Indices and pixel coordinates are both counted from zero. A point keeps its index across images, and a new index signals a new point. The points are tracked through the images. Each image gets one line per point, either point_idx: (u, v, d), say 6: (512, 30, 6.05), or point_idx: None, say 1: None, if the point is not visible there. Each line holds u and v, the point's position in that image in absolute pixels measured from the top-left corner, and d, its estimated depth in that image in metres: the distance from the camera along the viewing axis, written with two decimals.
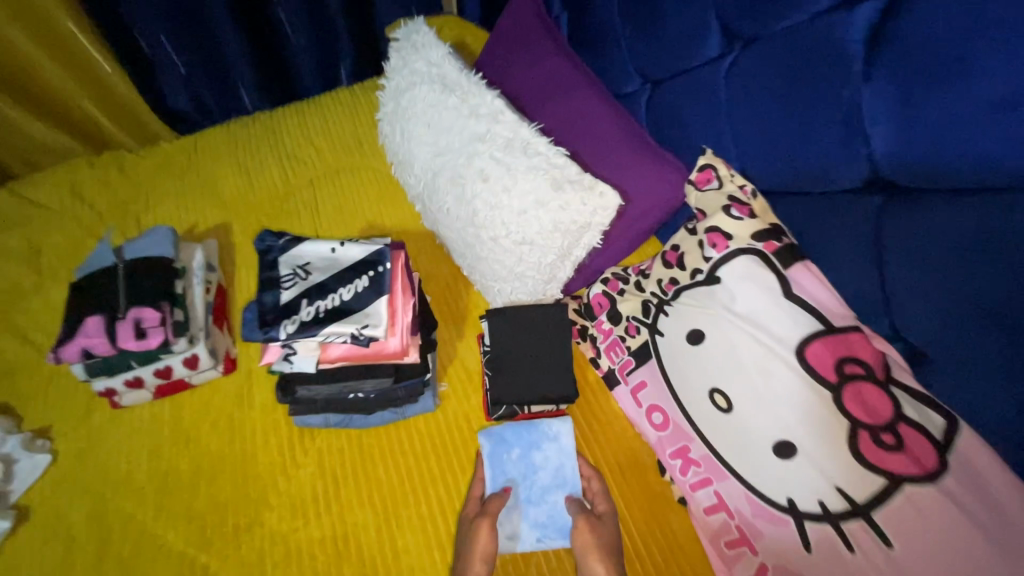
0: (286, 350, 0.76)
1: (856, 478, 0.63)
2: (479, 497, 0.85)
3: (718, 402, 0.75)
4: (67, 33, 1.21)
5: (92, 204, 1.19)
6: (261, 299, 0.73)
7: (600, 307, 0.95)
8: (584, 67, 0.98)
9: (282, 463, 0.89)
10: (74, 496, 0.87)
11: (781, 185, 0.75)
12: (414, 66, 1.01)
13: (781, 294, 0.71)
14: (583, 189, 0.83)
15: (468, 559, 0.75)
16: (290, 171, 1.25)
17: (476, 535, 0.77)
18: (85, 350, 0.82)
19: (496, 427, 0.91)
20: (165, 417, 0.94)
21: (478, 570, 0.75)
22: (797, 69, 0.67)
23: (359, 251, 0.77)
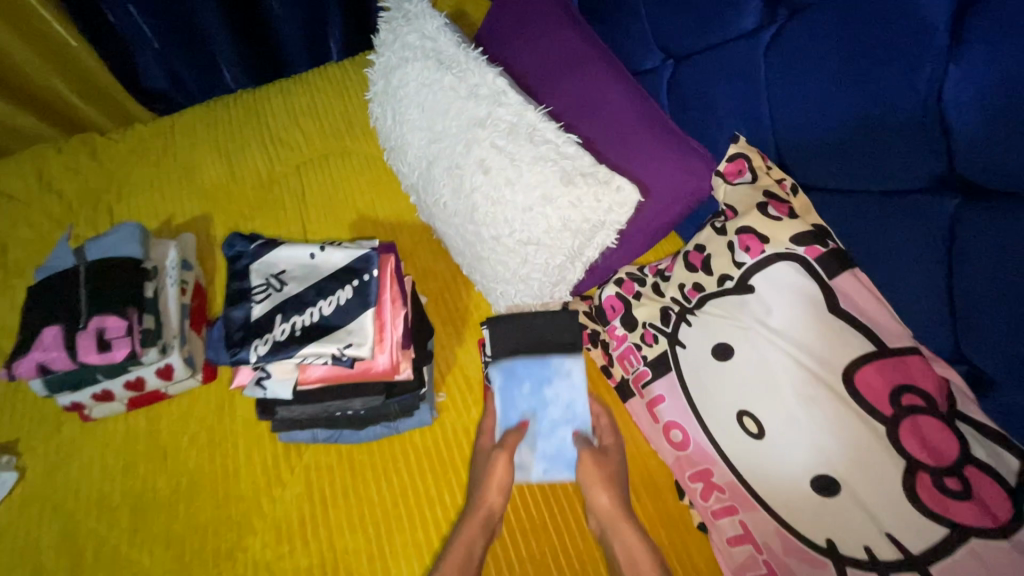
0: (260, 373, 0.69)
1: (911, 525, 0.54)
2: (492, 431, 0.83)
3: (747, 426, 0.67)
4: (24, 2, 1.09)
5: (61, 193, 1.10)
6: (229, 314, 0.65)
7: (613, 310, 0.86)
8: (598, 41, 0.87)
9: (266, 482, 0.81)
10: (43, 517, 0.80)
11: (826, 180, 0.65)
12: (405, 39, 0.90)
13: (826, 310, 0.62)
14: (598, 183, 0.73)
15: (485, 489, 0.76)
16: (275, 157, 1.15)
17: (492, 466, 0.77)
18: (41, 365, 0.75)
19: (506, 362, 0.86)
20: (140, 430, 0.86)
21: (494, 500, 0.76)
22: (858, 44, 0.56)
23: (342, 257, 0.68)
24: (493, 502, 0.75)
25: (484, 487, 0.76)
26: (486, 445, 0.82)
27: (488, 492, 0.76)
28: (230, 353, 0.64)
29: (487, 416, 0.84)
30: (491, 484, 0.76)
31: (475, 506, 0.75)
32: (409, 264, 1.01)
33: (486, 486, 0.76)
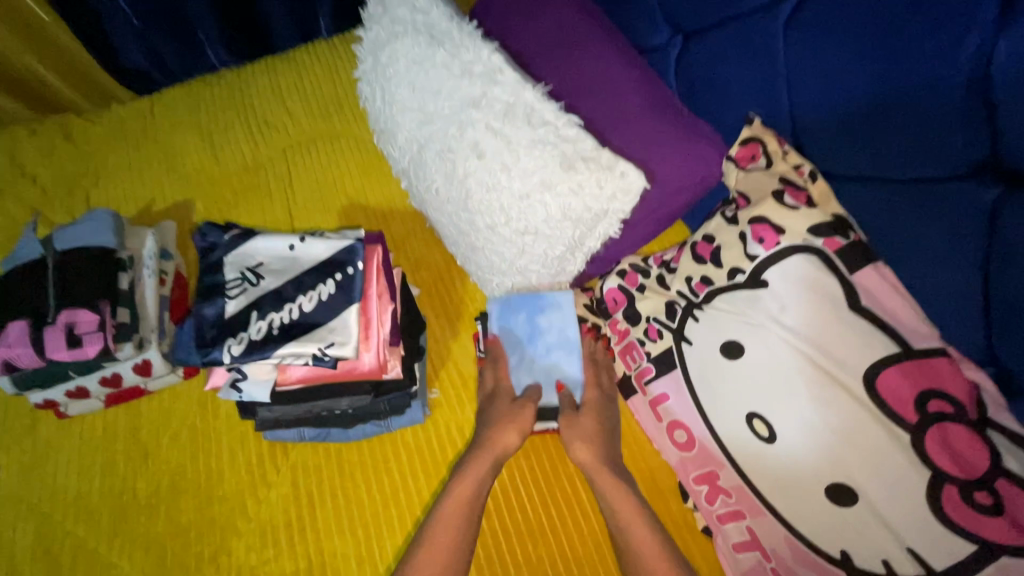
0: (237, 373, 0.64)
1: (933, 539, 0.51)
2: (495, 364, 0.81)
3: (758, 429, 0.63)
4: None
5: (35, 177, 1.05)
6: (200, 312, 0.60)
7: (615, 303, 0.82)
8: (601, 15, 0.81)
9: (251, 483, 0.78)
10: (19, 518, 0.77)
11: (848, 167, 0.60)
12: (395, 12, 0.84)
13: (845, 307, 0.57)
14: (601, 168, 0.68)
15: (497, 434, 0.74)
16: (260, 139, 1.09)
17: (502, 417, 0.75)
18: (7, 362, 0.70)
19: (503, 294, 0.84)
20: (119, 427, 0.82)
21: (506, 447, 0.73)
22: (893, 14, 0.51)
23: (324, 248, 0.63)
24: (507, 442, 0.73)
25: (500, 429, 0.74)
26: (493, 379, 0.81)
27: (505, 432, 0.74)
28: (201, 354, 0.59)
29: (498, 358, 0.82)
30: (507, 424, 0.75)
31: (488, 444, 0.73)
32: (401, 253, 0.96)
33: (501, 424, 0.75)
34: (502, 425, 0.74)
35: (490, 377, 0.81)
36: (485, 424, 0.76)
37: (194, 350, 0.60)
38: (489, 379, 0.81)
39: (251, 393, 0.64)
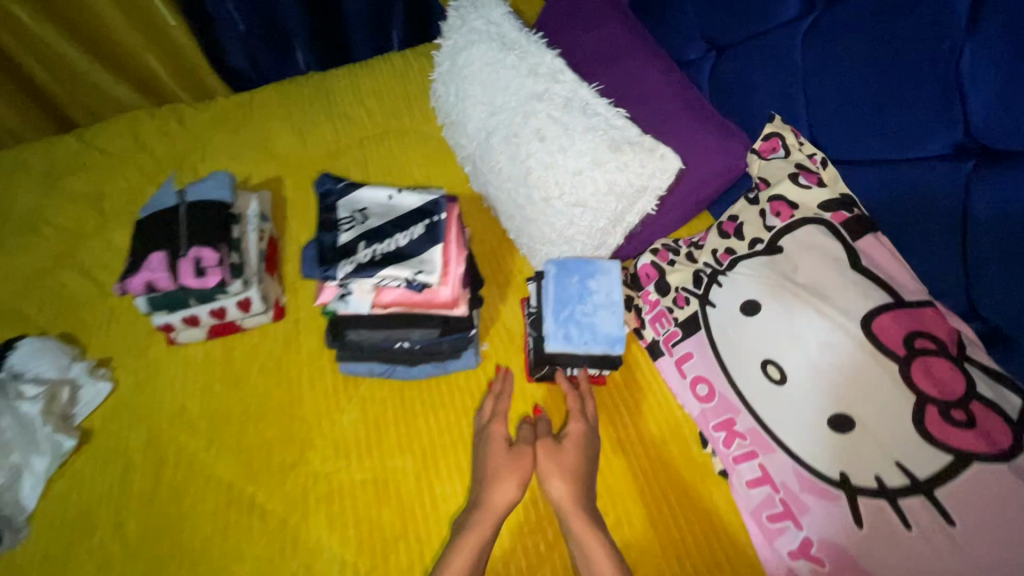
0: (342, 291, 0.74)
1: (919, 454, 0.60)
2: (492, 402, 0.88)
3: (771, 374, 0.73)
4: None
5: (152, 152, 1.23)
6: (320, 239, 0.73)
7: (648, 277, 0.94)
8: (642, 34, 0.96)
9: (327, 408, 0.91)
10: (132, 423, 0.90)
11: (853, 153, 0.72)
12: (472, 24, 1.01)
13: (848, 266, 0.69)
14: (644, 150, 0.81)
15: (493, 483, 0.78)
16: (341, 130, 1.26)
17: (492, 460, 0.81)
18: (149, 283, 0.84)
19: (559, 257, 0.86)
20: (216, 357, 0.97)
21: (506, 487, 0.78)
22: (888, 25, 0.64)
23: (416, 200, 0.77)
24: (507, 496, 0.77)
25: (497, 486, 0.78)
26: (491, 413, 0.87)
27: (503, 486, 0.77)
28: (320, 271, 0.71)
29: (498, 397, 0.88)
30: (508, 476, 0.79)
31: (488, 504, 0.76)
32: None
33: (501, 478, 0.78)
34: (503, 479, 0.78)
35: (487, 408, 0.87)
36: (485, 482, 0.79)
37: (313, 266, 0.72)
38: (487, 406, 0.88)
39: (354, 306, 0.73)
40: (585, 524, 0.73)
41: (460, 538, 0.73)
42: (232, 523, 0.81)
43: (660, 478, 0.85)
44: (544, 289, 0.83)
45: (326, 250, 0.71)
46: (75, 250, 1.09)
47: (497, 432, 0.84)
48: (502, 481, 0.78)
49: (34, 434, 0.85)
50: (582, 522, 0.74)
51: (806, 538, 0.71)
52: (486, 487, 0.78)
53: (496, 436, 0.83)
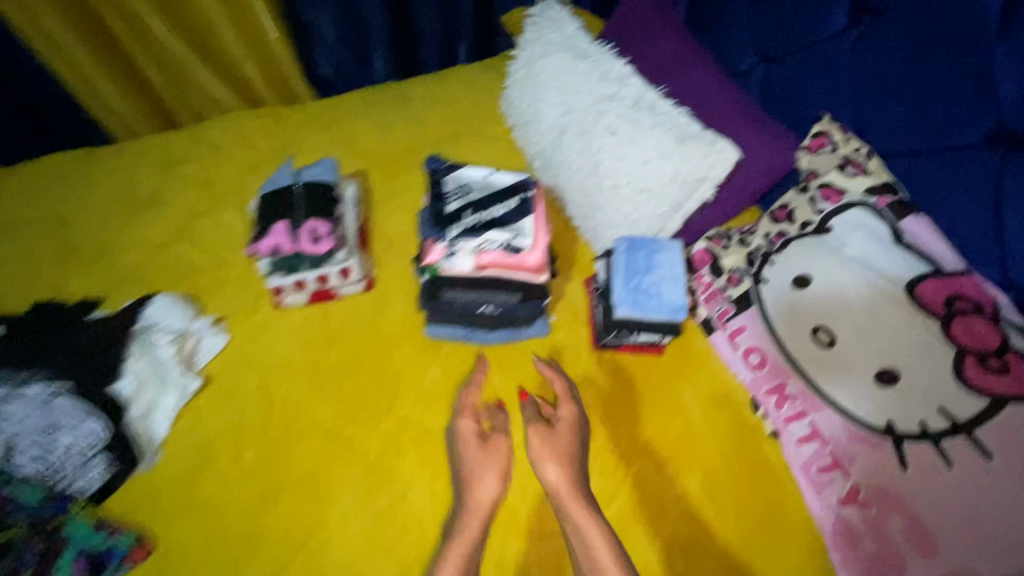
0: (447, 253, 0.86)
1: (960, 399, 0.70)
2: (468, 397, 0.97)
3: (822, 338, 0.82)
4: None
5: (253, 145, 1.39)
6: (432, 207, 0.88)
7: (702, 262, 1.02)
8: (697, 46, 1.09)
9: (414, 367, 1.02)
10: (246, 373, 1.04)
11: (898, 143, 0.81)
12: (548, 37, 1.16)
13: (892, 243, 0.79)
14: (706, 143, 0.93)
15: (478, 480, 0.87)
16: (417, 130, 1.40)
17: (474, 458, 0.89)
18: (275, 247, 1.00)
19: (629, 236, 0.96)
20: (315, 320, 1.10)
21: (490, 484, 0.87)
22: (927, 34, 0.75)
23: (510, 178, 0.91)
24: (489, 493, 0.86)
25: (478, 485, 0.86)
26: (468, 404, 0.96)
27: (484, 484, 0.86)
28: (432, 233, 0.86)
29: (469, 390, 0.97)
30: (489, 472, 0.88)
31: (473, 504, 0.84)
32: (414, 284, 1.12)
33: (484, 475, 0.87)
34: (483, 476, 0.87)
35: (467, 400, 0.96)
36: (468, 479, 0.87)
37: (427, 227, 0.88)
38: (466, 398, 0.96)
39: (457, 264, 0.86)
40: (578, 508, 0.82)
41: (450, 542, 0.81)
42: (335, 460, 0.94)
43: (712, 441, 0.91)
44: (616, 261, 0.93)
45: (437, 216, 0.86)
46: (190, 226, 1.25)
47: (471, 430, 0.92)
48: (481, 479, 0.87)
49: (165, 373, 1.01)
50: (576, 505, 0.82)
51: (854, 486, 0.78)
52: (469, 483, 0.87)
53: (469, 434, 0.92)
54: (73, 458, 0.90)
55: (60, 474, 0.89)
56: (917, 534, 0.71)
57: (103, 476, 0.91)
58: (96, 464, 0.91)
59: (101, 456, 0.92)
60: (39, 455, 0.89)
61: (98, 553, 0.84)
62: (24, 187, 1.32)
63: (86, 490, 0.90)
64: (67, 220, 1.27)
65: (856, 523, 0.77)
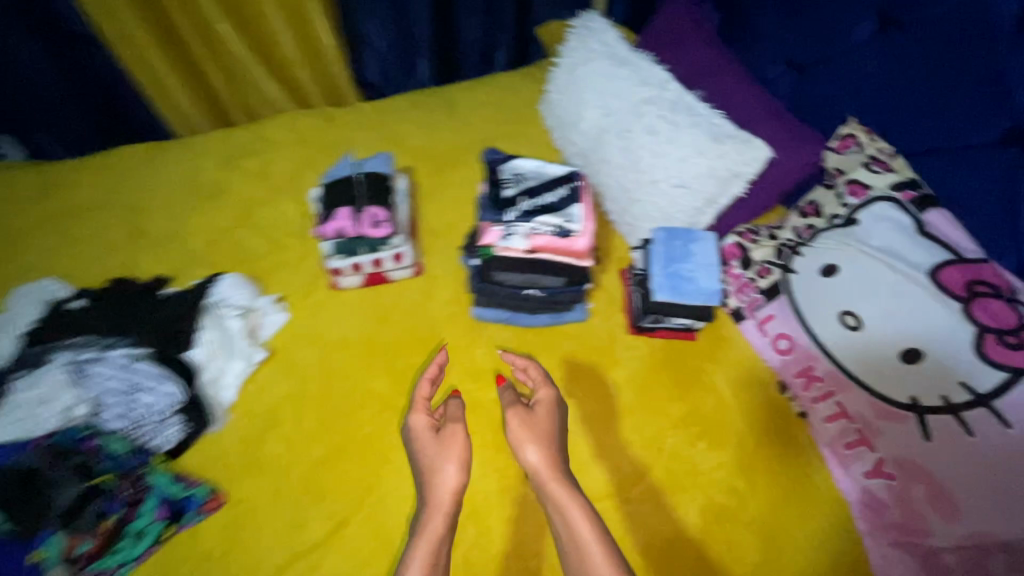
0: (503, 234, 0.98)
1: (979, 372, 0.75)
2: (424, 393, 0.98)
3: (849, 322, 0.88)
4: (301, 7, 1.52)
5: (307, 142, 1.49)
6: (491, 192, 0.99)
7: (732, 255, 1.09)
8: (728, 56, 1.17)
9: (462, 345, 1.10)
10: (304, 347, 1.12)
11: (920, 144, 0.89)
12: (590, 45, 1.25)
13: (916, 232, 0.85)
14: (741, 142, 1.00)
15: (443, 468, 0.86)
16: (461, 131, 1.50)
17: (435, 449, 0.89)
18: (339, 231, 1.09)
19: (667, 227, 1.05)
20: (368, 301, 1.18)
21: (451, 472, 0.86)
22: (948, 44, 0.83)
23: (560, 169, 1.02)
24: (451, 481, 0.85)
25: (439, 474, 0.86)
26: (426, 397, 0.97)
27: (444, 473, 0.86)
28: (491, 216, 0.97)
29: (422, 383, 0.98)
30: (451, 460, 0.87)
31: (435, 498, 0.84)
32: (421, 294, 1.18)
33: (445, 462, 0.87)
34: (442, 468, 0.86)
35: (424, 392, 0.97)
36: (431, 470, 0.87)
37: (485, 211, 0.98)
38: (420, 390, 0.98)
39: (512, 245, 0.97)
40: (564, 487, 0.81)
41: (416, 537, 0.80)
42: (390, 426, 1.01)
43: (743, 419, 0.98)
44: (654, 250, 1.02)
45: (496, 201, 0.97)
46: (251, 214, 1.34)
47: (425, 422, 0.93)
48: (442, 470, 0.86)
49: (234, 344, 1.09)
50: (558, 485, 0.81)
51: (879, 459, 0.84)
52: (432, 473, 0.87)
53: (424, 429, 0.92)
54: (152, 417, 0.98)
55: (141, 431, 0.97)
56: (940, 500, 0.77)
57: (179, 434, 0.99)
58: (173, 424, 0.99)
59: (177, 416, 0.99)
60: (125, 413, 0.97)
61: (178, 502, 0.92)
62: (99, 176, 1.42)
63: (164, 446, 0.98)
64: (139, 206, 1.37)
65: (881, 493, 0.83)
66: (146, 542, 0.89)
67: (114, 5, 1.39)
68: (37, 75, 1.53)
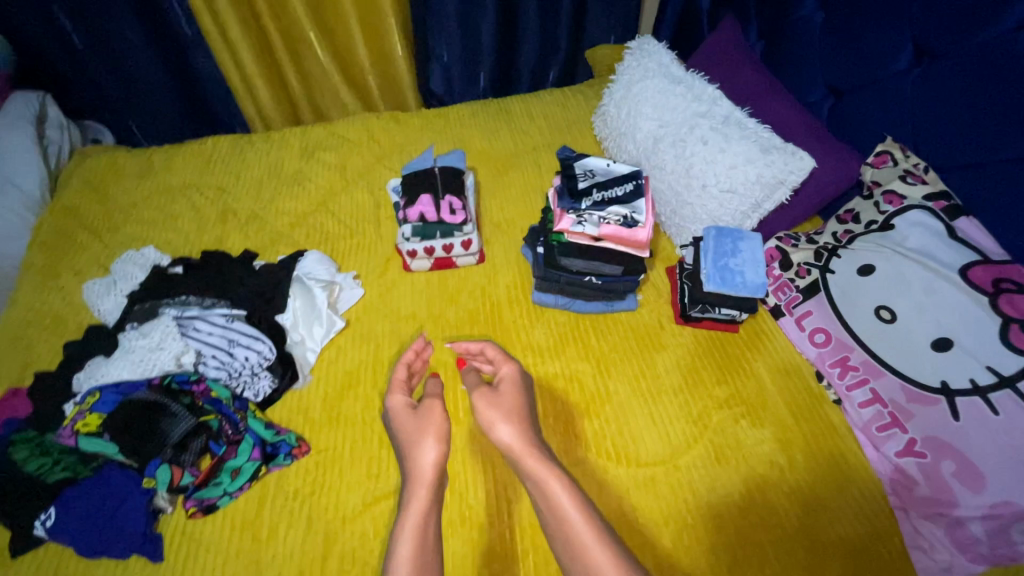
0: (575, 221, 1.12)
1: (1004, 357, 0.84)
2: (403, 372, 1.07)
3: (883, 316, 0.98)
4: (378, 20, 1.68)
5: (378, 140, 1.63)
6: (566, 183, 1.14)
7: (772, 258, 1.19)
8: (773, 80, 1.30)
9: (522, 325, 1.21)
10: (378, 319, 1.23)
11: (952, 160, 0.99)
12: (646, 65, 1.39)
13: (947, 237, 0.96)
14: (787, 153, 1.12)
15: (423, 444, 0.92)
16: (519, 137, 1.63)
17: (418, 426, 0.96)
18: (422, 214, 1.23)
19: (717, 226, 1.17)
20: (436, 283, 1.30)
21: (433, 448, 0.92)
22: (980, 72, 0.94)
23: (626, 168, 1.17)
24: (430, 458, 0.91)
25: (419, 450, 0.92)
26: (403, 373, 1.07)
27: (423, 450, 0.91)
28: (567, 203, 1.11)
29: (397, 367, 1.07)
30: (430, 438, 0.93)
31: (418, 475, 0.90)
32: (484, 280, 1.30)
33: (423, 441, 0.93)
34: (421, 445, 0.92)
35: (401, 371, 1.07)
36: (410, 447, 0.93)
37: (562, 198, 1.12)
38: (399, 370, 1.07)
39: (582, 231, 1.11)
40: (540, 462, 0.88)
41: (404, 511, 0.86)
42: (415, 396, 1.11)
43: (784, 402, 1.07)
44: (706, 245, 1.14)
45: (572, 190, 1.12)
46: (328, 202, 1.48)
47: (401, 402, 1.01)
48: (420, 446, 0.92)
49: (319, 312, 1.19)
50: (534, 458, 0.88)
51: (910, 439, 0.92)
52: (413, 447, 0.93)
53: (403, 407, 1.00)
54: (246, 370, 1.10)
55: (237, 381, 1.10)
56: (967, 474, 0.84)
57: (268, 388, 1.10)
58: (264, 378, 1.10)
59: (267, 372, 1.11)
60: (223, 363, 1.10)
61: (270, 445, 1.02)
62: (191, 162, 1.59)
63: (255, 397, 1.10)
64: (227, 189, 1.52)
65: (912, 470, 0.91)
66: (242, 479, 0.98)
67: (217, 12, 1.57)
68: (141, 70, 1.71)
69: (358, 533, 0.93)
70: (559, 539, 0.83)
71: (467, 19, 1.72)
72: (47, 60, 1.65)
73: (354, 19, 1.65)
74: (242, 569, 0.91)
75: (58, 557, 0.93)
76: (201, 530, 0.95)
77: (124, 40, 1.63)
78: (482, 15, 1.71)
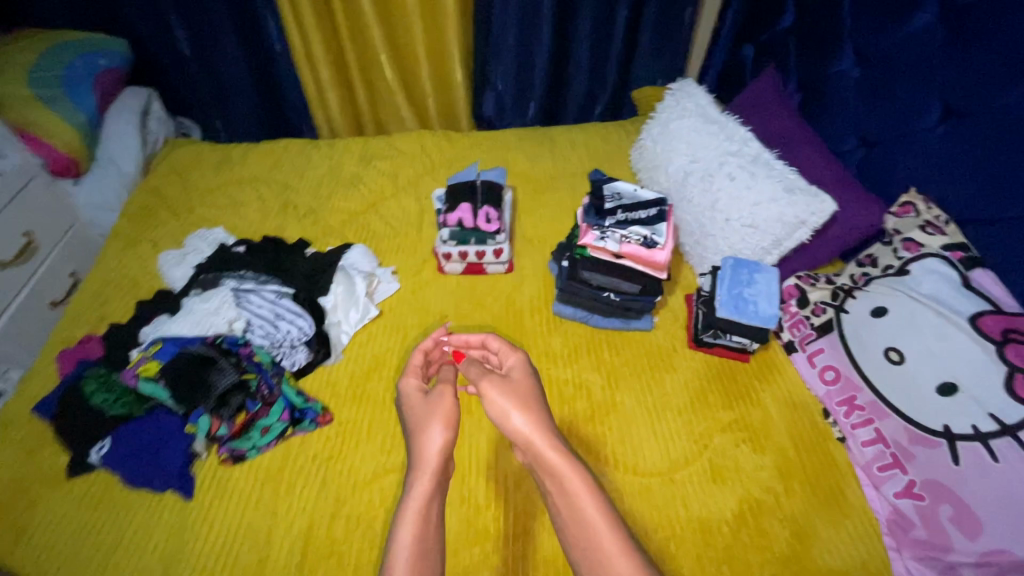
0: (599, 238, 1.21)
1: (1008, 406, 0.84)
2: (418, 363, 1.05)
3: (892, 357, 1.00)
4: (443, 48, 1.85)
5: (429, 155, 1.78)
6: (594, 202, 1.24)
7: (790, 295, 1.23)
8: (806, 128, 1.36)
9: (541, 332, 1.28)
10: (409, 312, 1.33)
11: (975, 214, 1.03)
12: (684, 104, 1.48)
13: (961, 285, 0.98)
14: (810, 195, 1.17)
15: (432, 429, 0.88)
16: (559, 163, 1.74)
17: (434, 407, 0.91)
18: (460, 220, 1.34)
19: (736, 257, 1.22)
20: (466, 285, 1.39)
21: (439, 435, 0.88)
22: (1004, 132, 0.98)
23: (652, 195, 1.26)
24: (435, 443, 0.87)
25: (424, 435, 0.89)
26: (419, 363, 1.05)
27: (430, 436, 0.88)
28: (593, 220, 1.21)
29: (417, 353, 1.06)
30: (439, 422, 0.89)
31: (424, 461, 0.87)
32: (510, 287, 1.39)
33: (431, 426, 0.89)
34: (427, 430, 0.89)
35: (417, 358, 1.05)
36: (417, 431, 0.91)
37: (589, 216, 1.22)
38: (416, 357, 1.05)
39: (603, 248, 1.20)
40: (562, 455, 0.85)
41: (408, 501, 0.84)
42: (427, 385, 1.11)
43: (787, 434, 1.08)
44: (724, 273, 1.19)
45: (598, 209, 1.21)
46: (379, 204, 1.62)
47: (411, 387, 0.99)
48: (426, 431, 0.89)
49: (356, 298, 1.30)
50: (556, 452, 0.85)
51: (911, 481, 0.93)
52: (421, 429, 0.90)
53: (413, 393, 0.98)
54: (287, 342, 1.22)
55: (278, 351, 1.21)
56: (963, 518, 0.85)
57: (304, 359, 1.22)
58: (301, 351, 1.22)
59: (305, 346, 1.23)
60: (267, 333, 1.22)
61: (298, 411, 1.12)
62: (263, 159, 1.78)
63: (292, 366, 1.21)
64: (291, 185, 1.69)
65: (909, 512, 0.93)
66: (270, 437, 1.08)
67: (306, 31, 1.78)
68: (233, 76, 1.94)
69: (364, 500, 1.00)
70: (574, 538, 0.82)
71: (523, 53, 1.87)
72: (159, 61, 1.90)
73: (423, 47, 1.83)
74: (258, 517, 1.00)
75: (103, 483, 1.04)
76: (229, 477, 1.05)
77: (224, 50, 1.87)
78: (537, 51, 1.87)
